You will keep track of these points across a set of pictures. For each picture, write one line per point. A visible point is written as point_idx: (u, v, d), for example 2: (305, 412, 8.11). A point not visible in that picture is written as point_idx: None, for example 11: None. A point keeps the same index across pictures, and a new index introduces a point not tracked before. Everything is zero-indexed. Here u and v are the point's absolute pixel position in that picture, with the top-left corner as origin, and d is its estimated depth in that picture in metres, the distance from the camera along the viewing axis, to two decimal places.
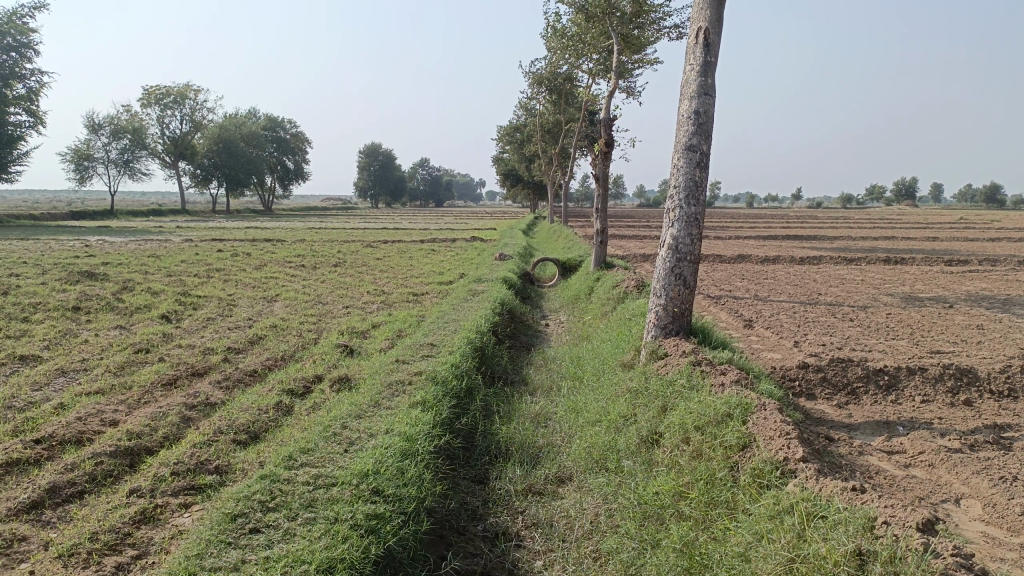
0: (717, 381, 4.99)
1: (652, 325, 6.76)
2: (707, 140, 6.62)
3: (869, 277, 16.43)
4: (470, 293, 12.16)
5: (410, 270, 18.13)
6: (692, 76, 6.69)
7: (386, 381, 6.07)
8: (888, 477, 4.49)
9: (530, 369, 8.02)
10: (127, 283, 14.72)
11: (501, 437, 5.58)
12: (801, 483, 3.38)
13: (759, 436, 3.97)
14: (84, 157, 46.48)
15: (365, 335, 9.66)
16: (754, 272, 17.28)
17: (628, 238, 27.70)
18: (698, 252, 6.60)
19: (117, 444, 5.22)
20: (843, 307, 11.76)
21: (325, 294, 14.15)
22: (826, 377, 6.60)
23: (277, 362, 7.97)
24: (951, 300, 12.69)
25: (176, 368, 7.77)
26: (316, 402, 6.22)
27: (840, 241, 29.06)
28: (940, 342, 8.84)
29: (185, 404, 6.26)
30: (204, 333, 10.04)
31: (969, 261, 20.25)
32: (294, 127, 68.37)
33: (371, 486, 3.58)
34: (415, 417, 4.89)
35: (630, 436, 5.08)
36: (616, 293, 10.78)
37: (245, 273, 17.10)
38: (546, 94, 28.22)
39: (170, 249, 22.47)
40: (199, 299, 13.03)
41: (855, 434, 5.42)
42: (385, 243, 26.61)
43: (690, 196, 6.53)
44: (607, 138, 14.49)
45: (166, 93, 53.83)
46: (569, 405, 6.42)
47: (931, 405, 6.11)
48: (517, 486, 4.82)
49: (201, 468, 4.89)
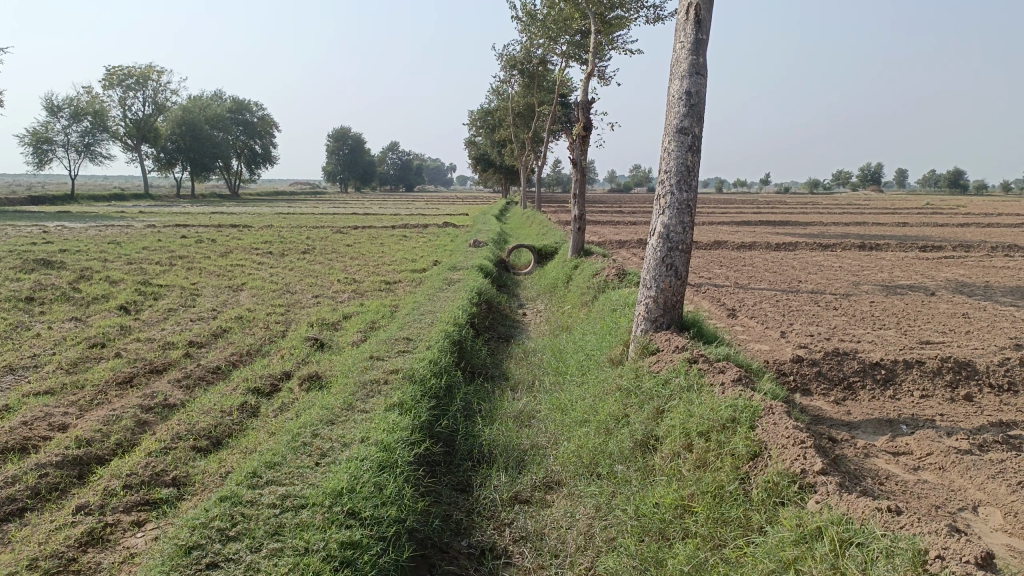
0: (716, 381, 4.67)
1: (641, 318, 6.42)
2: (699, 123, 6.28)
3: (847, 263, 16.27)
4: (445, 281, 11.76)
5: (381, 257, 17.64)
6: (683, 55, 6.33)
7: (360, 380, 5.67)
8: (900, 483, 4.20)
9: (510, 363, 7.65)
10: (85, 272, 14.07)
11: (483, 440, 5.20)
12: (825, 501, 3.06)
13: (771, 445, 3.65)
14: (43, 140, 45.07)
15: (336, 327, 9.23)
16: (731, 258, 17.09)
17: (602, 224, 27.40)
18: (690, 241, 6.26)
19: (64, 453, 4.76)
20: (825, 295, 11.55)
21: (294, 282, 13.65)
22: (821, 372, 6.32)
23: (242, 357, 7.52)
24: (932, 288, 12.53)
25: (133, 364, 7.28)
26: (284, 403, 5.80)
27: (813, 227, 29.08)
28: (928, 332, 8.64)
29: (141, 405, 5.79)
30: (166, 325, 9.55)
31: (943, 247, 20.22)
32: (261, 110, 67.11)
33: (346, 507, 3.20)
34: (392, 422, 4.50)
35: (623, 439, 4.74)
36: (596, 282, 10.45)
37: (209, 260, 16.50)
38: (518, 77, 27.73)
39: (132, 235, 21.73)
40: (160, 288, 12.48)
41: (856, 433, 5.14)
42: (355, 228, 26.04)
43: (681, 182, 6.20)
44: (585, 121, 14.14)
45: (127, 73, 52.31)
46: (553, 403, 6.07)
47: (930, 400, 5.86)
48: (503, 495, 4.46)
49: (157, 480, 4.46)
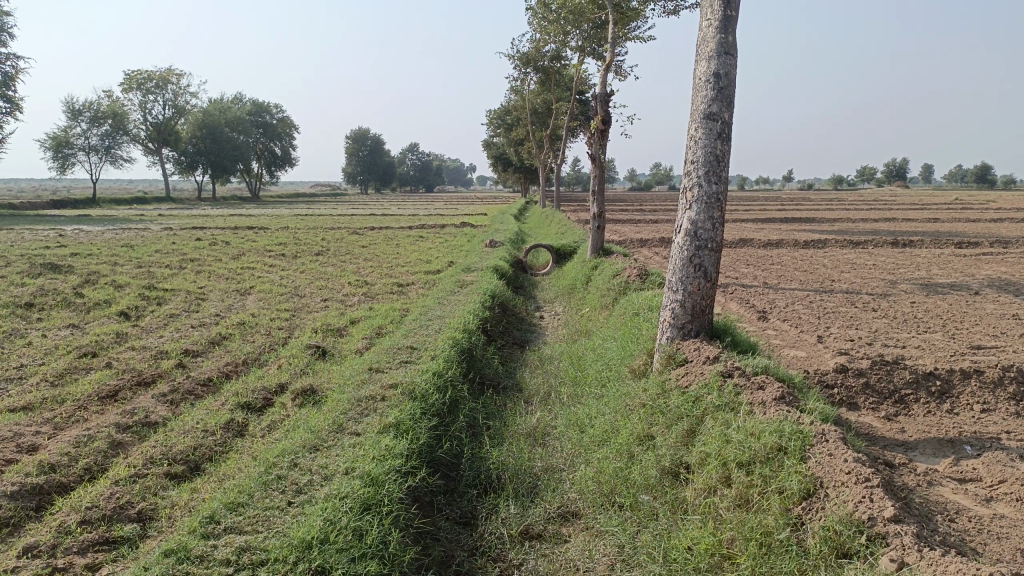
0: (756, 400, 4.06)
1: (667, 325, 5.81)
2: (729, 108, 5.68)
3: (880, 261, 15.49)
4: (458, 283, 11.23)
5: (396, 259, 17.11)
6: (711, 33, 5.76)
7: (355, 397, 5.12)
8: (975, 520, 3.57)
9: (524, 372, 7.08)
10: (91, 276, 13.65)
11: (492, 463, 4.64)
12: (901, 562, 2.50)
13: (827, 481, 3.06)
14: (64, 144, 45.04)
15: (341, 334, 8.71)
16: (759, 257, 16.42)
17: (623, 222, 26.74)
18: (720, 239, 5.64)
19: (22, 481, 4.25)
20: (861, 295, 10.86)
21: (303, 285, 13.15)
22: (868, 384, 5.68)
23: (237, 368, 7.01)
24: (974, 286, 11.78)
25: (121, 376, 6.79)
26: (273, 421, 5.28)
27: (840, 223, 28.31)
28: (979, 335, 7.94)
29: (117, 424, 5.29)
30: (165, 332, 9.07)
31: (980, 243, 19.35)
32: (282, 112, 67.04)
33: (314, 565, 2.75)
34: (384, 448, 3.95)
35: (649, 466, 4.17)
36: (617, 283, 9.86)
37: (220, 263, 16.09)
38: (534, 75, 27.07)
39: (145, 238, 21.39)
40: (165, 293, 12.02)
41: (914, 455, 4.54)
42: (372, 229, 25.59)
43: (711, 173, 5.60)
44: (604, 115, 13.54)
45: (148, 77, 52.33)
46: (571, 418, 5.49)
47: (992, 415, 5.22)
48: (512, 530, 3.89)
49: (119, 515, 3.94)
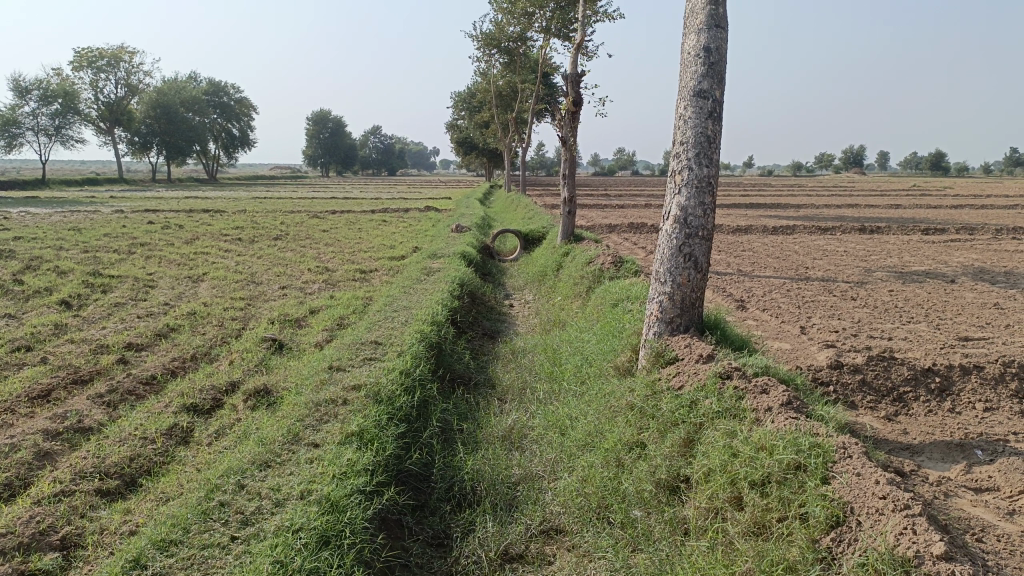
0: (760, 407, 3.69)
1: (654, 320, 5.40)
2: (719, 86, 5.27)
3: (851, 248, 15.29)
4: (424, 270, 10.72)
5: (358, 244, 16.50)
6: (699, 5, 5.34)
7: (313, 399, 4.63)
8: (1004, 538, 3.22)
9: (496, 366, 6.63)
10: (33, 262, 12.83)
11: (466, 472, 4.20)
12: None
13: (857, 508, 2.71)
14: (10, 123, 43.18)
15: (299, 325, 8.16)
16: (730, 243, 16.12)
17: (591, 207, 26.30)
18: (711, 227, 5.24)
19: None
20: (838, 283, 10.56)
21: (260, 272, 12.50)
22: (865, 381, 5.35)
23: (184, 364, 6.45)
24: (950, 274, 11.57)
25: (54, 373, 6.18)
26: (222, 426, 4.77)
27: (806, 209, 28.19)
28: (965, 326, 7.68)
29: (45, 431, 4.71)
30: (108, 324, 8.42)
31: (946, 229, 19.25)
32: (239, 93, 65.30)
33: None
34: (346, 462, 3.50)
35: (642, 477, 3.76)
36: (589, 271, 9.45)
37: (172, 248, 15.33)
38: (499, 57, 26.45)
39: (94, 221, 20.38)
40: (111, 280, 11.30)
41: (922, 461, 4.20)
42: (333, 214, 24.82)
43: (701, 155, 5.18)
44: (574, 96, 13.08)
45: (99, 55, 50.48)
46: (550, 419, 5.06)
47: (996, 413, 4.91)
48: (490, 552, 3.44)
49: (40, 542, 3.41)
